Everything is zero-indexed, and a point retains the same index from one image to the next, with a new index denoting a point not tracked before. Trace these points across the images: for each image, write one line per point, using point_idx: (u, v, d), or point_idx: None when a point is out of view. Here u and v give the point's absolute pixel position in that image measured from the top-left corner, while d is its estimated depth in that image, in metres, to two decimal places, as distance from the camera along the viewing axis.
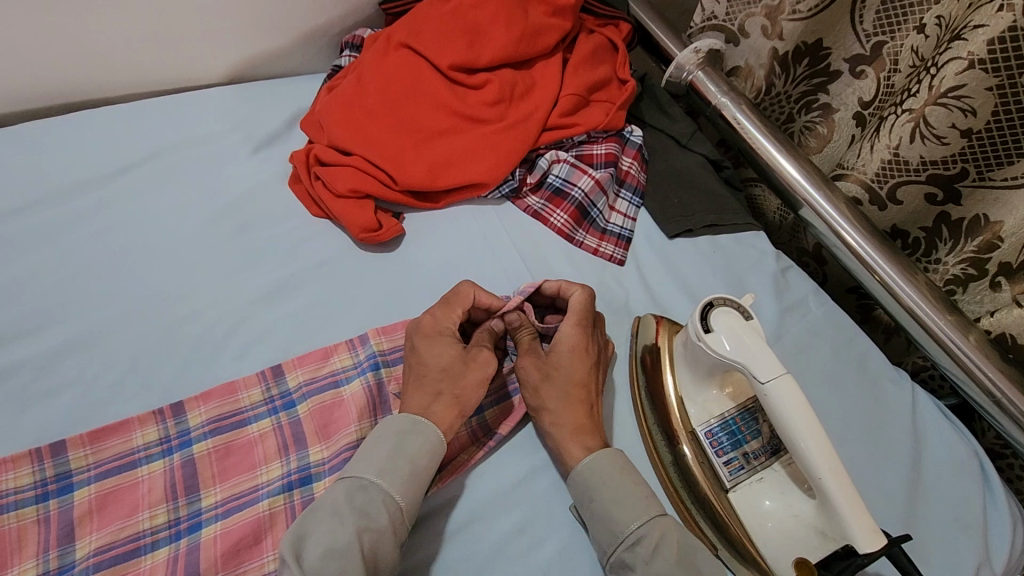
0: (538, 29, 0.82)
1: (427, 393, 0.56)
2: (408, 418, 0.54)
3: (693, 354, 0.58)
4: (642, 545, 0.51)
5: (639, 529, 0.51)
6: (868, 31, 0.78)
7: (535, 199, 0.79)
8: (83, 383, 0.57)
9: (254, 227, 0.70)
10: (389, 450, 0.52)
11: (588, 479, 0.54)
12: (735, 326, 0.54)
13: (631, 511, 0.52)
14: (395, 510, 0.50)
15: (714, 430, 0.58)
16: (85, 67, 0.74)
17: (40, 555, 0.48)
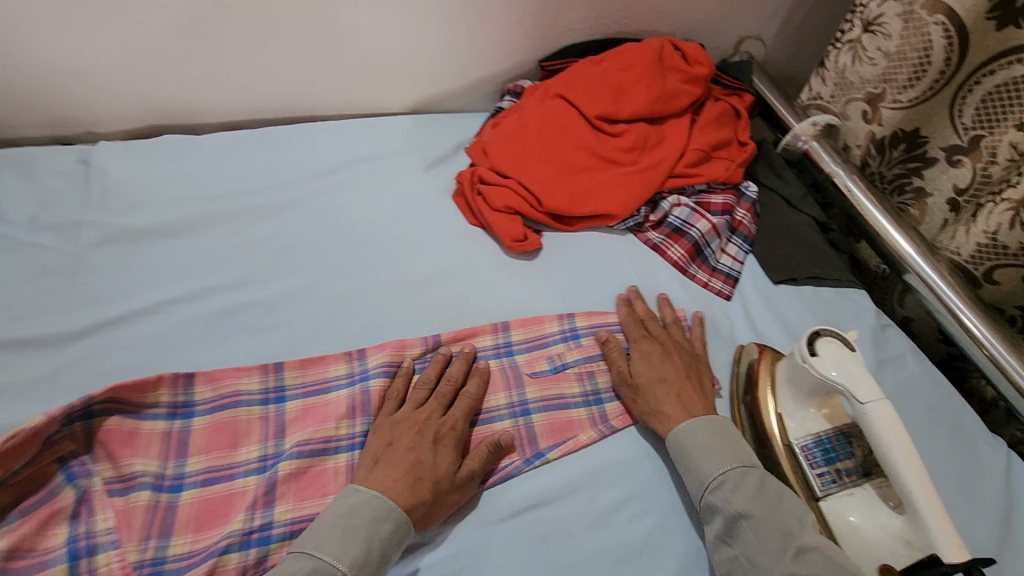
0: (673, 92, 0.96)
1: (387, 466, 0.60)
2: (373, 493, 0.57)
3: (793, 375, 0.67)
4: (723, 488, 0.61)
5: (722, 475, 0.61)
6: (967, 125, 0.86)
7: (656, 234, 0.91)
8: (293, 324, 0.73)
9: (424, 226, 0.86)
10: (341, 526, 0.55)
11: (633, 451, 0.64)
12: (840, 354, 0.62)
13: (718, 462, 0.62)
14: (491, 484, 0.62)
15: (811, 446, 0.64)
16: (312, 89, 0.95)
17: (262, 442, 0.62)
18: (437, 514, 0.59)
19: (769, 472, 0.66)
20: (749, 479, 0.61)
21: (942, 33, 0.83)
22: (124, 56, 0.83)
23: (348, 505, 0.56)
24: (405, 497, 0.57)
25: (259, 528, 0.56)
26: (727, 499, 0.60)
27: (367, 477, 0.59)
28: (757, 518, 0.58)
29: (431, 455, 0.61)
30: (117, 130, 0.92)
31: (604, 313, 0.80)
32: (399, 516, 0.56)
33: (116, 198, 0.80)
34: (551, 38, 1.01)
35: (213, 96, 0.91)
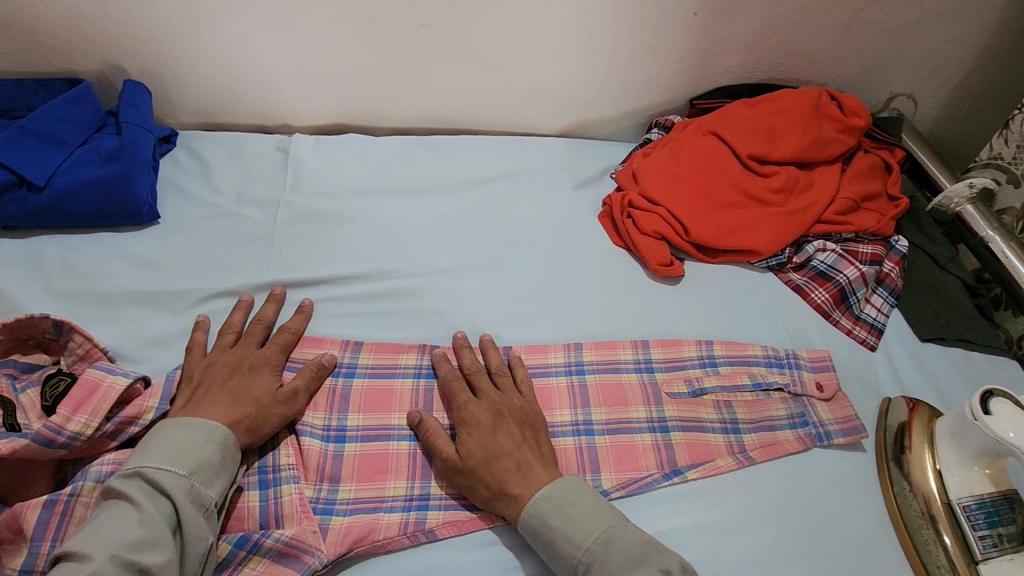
0: (827, 140, 0.97)
1: (210, 402, 0.60)
2: (194, 418, 0.58)
3: (955, 434, 0.66)
4: (594, 569, 0.56)
5: (588, 553, 0.56)
6: None
7: (798, 276, 0.91)
8: (453, 315, 0.79)
9: (571, 241, 0.91)
10: (176, 448, 0.55)
11: (537, 524, 0.58)
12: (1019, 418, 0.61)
13: (580, 533, 0.57)
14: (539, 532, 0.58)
15: (972, 509, 0.64)
16: (479, 105, 1.03)
17: (412, 412, 0.68)
18: (259, 429, 0.61)
19: (922, 530, 0.64)
20: (611, 553, 0.56)
21: None
22: (328, 60, 0.93)
23: (185, 435, 0.56)
24: (227, 418, 0.59)
25: (418, 496, 0.62)
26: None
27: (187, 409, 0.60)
28: None
29: (245, 380, 0.63)
30: (305, 125, 1.03)
31: (743, 347, 0.80)
32: (214, 427, 0.57)
33: (307, 183, 0.90)
34: (706, 78, 1.05)
35: (393, 103, 1.01)
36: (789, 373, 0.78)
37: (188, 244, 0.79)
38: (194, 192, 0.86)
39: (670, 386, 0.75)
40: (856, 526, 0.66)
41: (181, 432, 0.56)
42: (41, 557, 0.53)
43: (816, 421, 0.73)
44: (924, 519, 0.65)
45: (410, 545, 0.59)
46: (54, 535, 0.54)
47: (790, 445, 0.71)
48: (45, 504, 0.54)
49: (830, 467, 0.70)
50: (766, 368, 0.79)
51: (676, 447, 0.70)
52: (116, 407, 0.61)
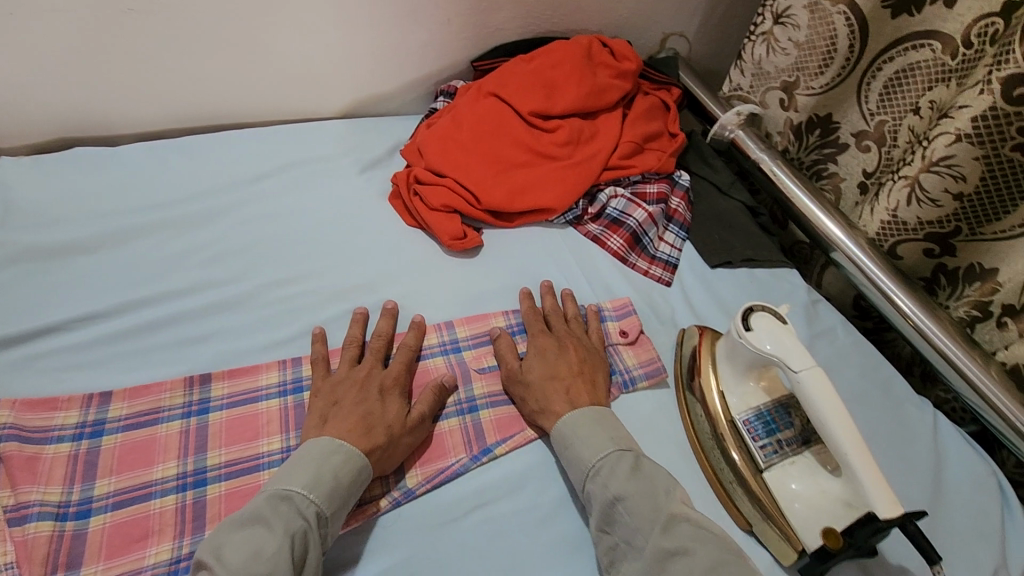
0: (603, 87, 0.98)
1: (343, 423, 0.60)
2: (331, 439, 0.58)
3: (730, 353, 0.69)
4: (601, 474, 0.60)
5: (599, 462, 0.61)
6: (871, 110, 0.91)
7: (595, 226, 0.92)
8: (223, 336, 0.69)
9: (360, 228, 0.84)
10: (314, 468, 0.55)
11: (566, 432, 0.64)
12: (772, 328, 0.64)
13: (595, 449, 0.62)
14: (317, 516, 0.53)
15: (752, 418, 0.66)
16: (237, 95, 0.92)
17: (180, 458, 0.58)
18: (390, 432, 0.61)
19: (714, 449, 0.67)
20: (620, 465, 0.60)
21: (845, 21, 0.88)
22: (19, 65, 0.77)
23: (335, 463, 0.56)
24: (362, 444, 0.58)
25: (187, 556, 0.53)
26: (604, 484, 0.59)
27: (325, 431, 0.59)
28: (629, 498, 0.58)
29: (379, 407, 0.62)
30: (21, 144, 0.86)
31: (549, 308, 0.79)
32: (355, 461, 0.57)
33: (20, 215, 0.75)
34: (481, 37, 1.02)
35: (129, 105, 0.87)
36: (595, 326, 0.78)
37: None
38: None
39: (478, 363, 0.73)
40: (659, 462, 0.67)
41: (337, 462, 0.56)
42: None
43: (621, 367, 0.74)
44: (714, 437, 0.68)
45: None
46: None
47: None
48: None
49: (634, 410, 0.72)
50: (573, 326, 0.78)
51: (484, 426, 0.67)
52: None
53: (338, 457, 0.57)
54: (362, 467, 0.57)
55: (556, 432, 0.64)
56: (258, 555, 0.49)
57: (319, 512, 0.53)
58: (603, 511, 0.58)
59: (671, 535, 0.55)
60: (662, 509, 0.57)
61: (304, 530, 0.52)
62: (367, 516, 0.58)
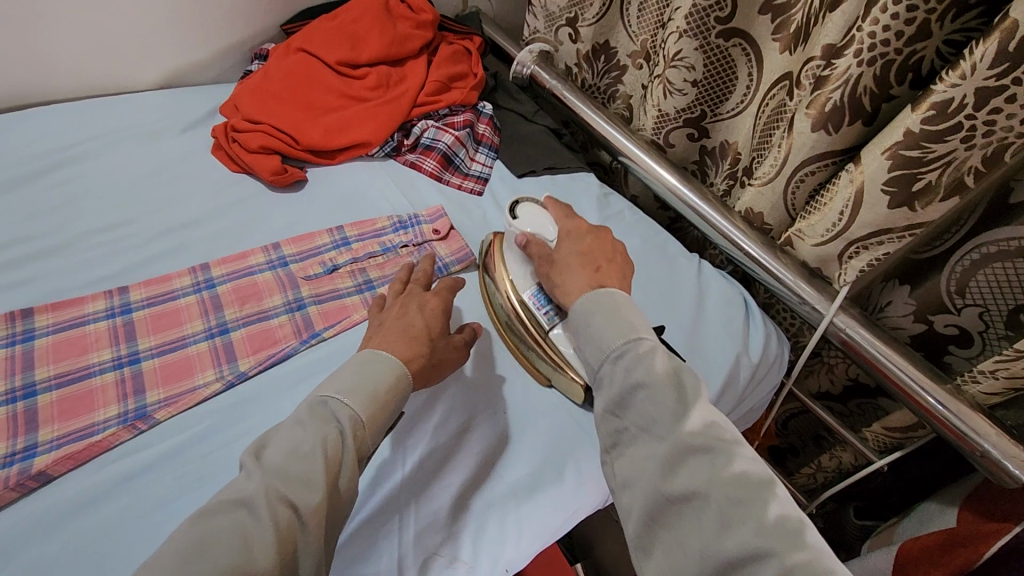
0: (404, 36, 1.09)
1: (390, 338, 0.65)
2: (370, 350, 0.62)
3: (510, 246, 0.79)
4: (623, 358, 0.56)
5: (622, 345, 0.57)
6: (635, 31, 1.07)
7: (412, 155, 1.03)
8: (46, 280, 0.73)
9: (184, 178, 0.90)
10: (355, 374, 0.59)
11: (578, 317, 0.62)
12: (534, 214, 0.77)
13: (613, 332, 0.58)
14: (356, 420, 0.55)
15: (535, 293, 0.75)
16: (38, 72, 0.94)
17: (8, 377, 0.63)
18: (436, 354, 0.67)
19: (510, 324, 0.77)
20: (643, 353, 0.55)
21: None
22: None
23: (375, 372, 0.59)
24: (404, 351, 0.63)
25: (22, 449, 0.58)
26: (626, 369, 0.55)
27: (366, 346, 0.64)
28: (653, 384, 0.53)
29: (408, 319, 0.68)
30: None
31: (372, 223, 0.90)
32: (402, 368, 0.61)
33: None
34: (286, 2, 1.09)
35: None
36: (412, 231, 0.90)
37: None
38: None
39: (306, 270, 0.81)
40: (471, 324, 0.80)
41: (375, 368, 0.59)
42: None
43: (436, 258, 0.86)
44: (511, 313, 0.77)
45: (20, 497, 0.56)
46: None
47: None
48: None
49: None
50: (393, 234, 0.89)
51: (312, 317, 0.76)
52: None
53: (385, 364, 0.60)
54: (402, 375, 0.60)
55: (570, 320, 0.63)
56: (294, 452, 0.52)
57: (354, 418, 0.55)
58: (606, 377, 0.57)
59: (693, 431, 0.50)
60: (684, 401, 0.52)
61: (336, 435, 0.54)
62: (201, 396, 0.65)
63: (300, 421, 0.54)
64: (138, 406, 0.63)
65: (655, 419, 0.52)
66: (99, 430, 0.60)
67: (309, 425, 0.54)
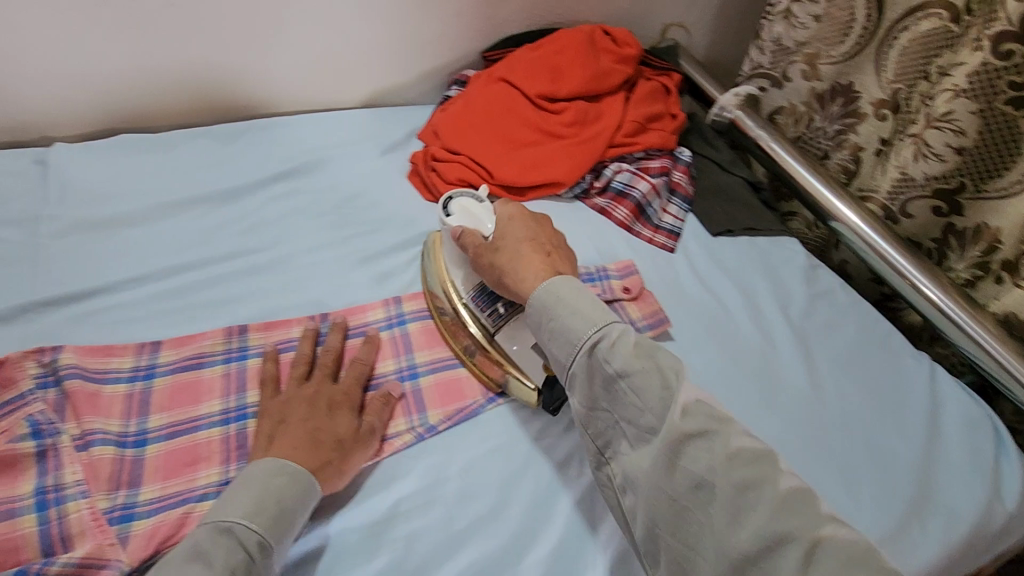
0: (606, 71, 1.03)
1: (299, 443, 0.57)
2: (276, 459, 0.55)
3: (451, 246, 0.75)
4: (601, 345, 0.55)
5: (596, 333, 0.56)
6: (890, 79, 0.93)
7: (601, 199, 0.97)
8: (258, 296, 0.75)
9: (383, 204, 0.91)
10: (256, 492, 0.52)
11: (547, 300, 0.60)
12: (473, 207, 0.73)
13: (586, 321, 0.57)
14: (253, 551, 0.49)
15: (477, 294, 0.72)
16: (266, 87, 0.99)
17: (223, 397, 0.64)
18: (348, 466, 0.59)
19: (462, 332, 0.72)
20: (628, 341, 0.55)
21: None
22: (63, 55, 0.83)
23: (277, 484, 0.53)
24: (313, 462, 0.56)
25: (234, 478, 0.59)
26: (607, 355, 0.54)
27: (269, 450, 0.57)
28: (697, 428, 0.49)
29: (328, 420, 0.60)
30: (72, 134, 0.92)
31: None
32: (306, 478, 0.55)
33: (74, 193, 0.81)
34: (491, 29, 1.08)
35: (167, 96, 0.93)
36: (602, 286, 0.82)
37: None
38: None
39: None
40: None
41: (279, 481, 0.53)
42: None
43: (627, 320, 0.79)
44: (464, 338, 0.72)
45: None
46: None
47: None
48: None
49: None
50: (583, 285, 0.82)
51: None
52: None
53: (283, 477, 0.53)
54: (305, 490, 0.54)
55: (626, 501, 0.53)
56: None
57: (261, 542, 0.50)
58: (607, 388, 0.54)
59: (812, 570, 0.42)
60: (674, 405, 0.51)
61: (242, 564, 0.48)
62: (392, 447, 0.64)
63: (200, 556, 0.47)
64: None
65: (696, 466, 0.48)
66: None
67: (215, 562, 0.47)
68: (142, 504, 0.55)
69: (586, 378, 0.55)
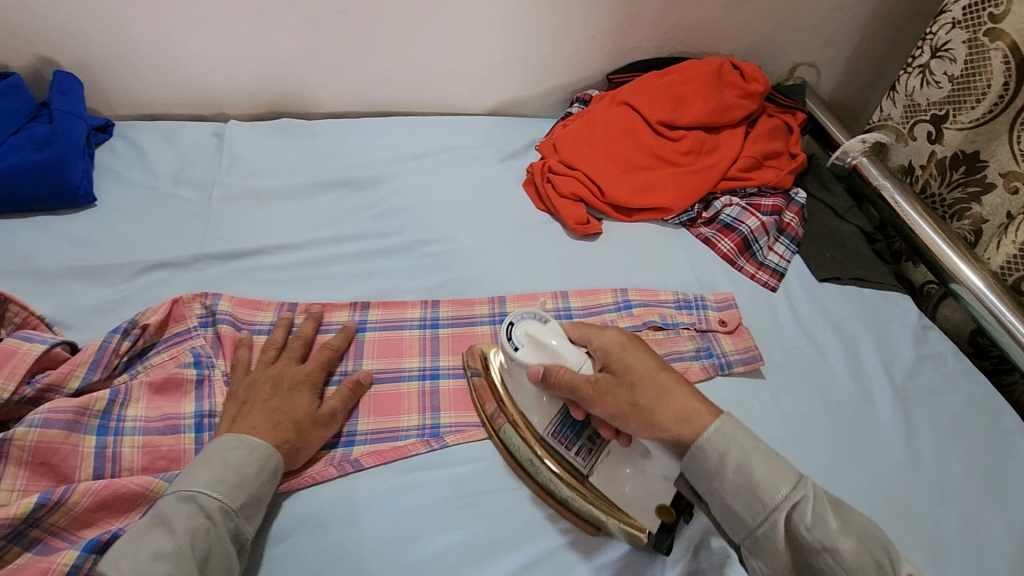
0: (729, 105, 1.04)
1: (258, 422, 0.60)
2: (236, 435, 0.58)
3: (510, 371, 0.66)
4: (711, 450, 0.54)
5: (707, 438, 0.54)
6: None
7: (707, 230, 0.98)
8: (381, 277, 0.84)
9: (497, 208, 0.97)
10: (216, 466, 0.55)
11: (646, 404, 0.57)
12: (546, 337, 0.63)
13: (699, 434, 0.55)
14: (210, 522, 0.53)
15: (550, 386, 0.66)
16: (407, 88, 1.08)
17: (344, 361, 0.73)
18: (303, 448, 0.62)
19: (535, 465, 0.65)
20: (730, 439, 0.54)
21: (1002, 61, 0.87)
22: (249, 46, 0.96)
23: (237, 457, 0.56)
24: (271, 439, 0.59)
25: (347, 433, 0.67)
26: (721, 455, 0.53)
27: (235, 428, 0.60)
28: (763, 488, 0.52)
29: (283, 400, 0.63)
30: (241, 113, 1.05)
31: (655, 292, 0.87)
32: (267, 456, 0.58)
33: (241, 165, 0.94)
34: (620, 53, 1.12)
35: (323, 89, 1.05)
36: (696, 314, 0.84)
37: (125, 225, 0.82)
38: (131, 177, 0.88)
39: None
40: None
41: (237, 454, 0.56)
42: None
43: (719, 352, 0.80)
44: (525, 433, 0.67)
45: (337, 475, 0.63)
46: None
47: (694, 376, 0.78)
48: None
49: (732, 391, 0.78)
50: (676, 309, 0.85)
51: None
52: (38, 365, 0.61)
53: (241, 448, 0.57)
54: (266, 456, 0.58)
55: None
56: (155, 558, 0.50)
57: (224, 509, 0.54)
58: (729, 497, 0.53)
59: None
60: (795, 495, 0.51)
61: (205, 528, 0.52)
62: (481, 435, 0.69)
63: (165, 522, 0.52)
64: (434, 423, 0.69)
65: (806, 551, 0.50)
66: (402, 436, 0.68)
67: (176, 529, 0.51)
68: None
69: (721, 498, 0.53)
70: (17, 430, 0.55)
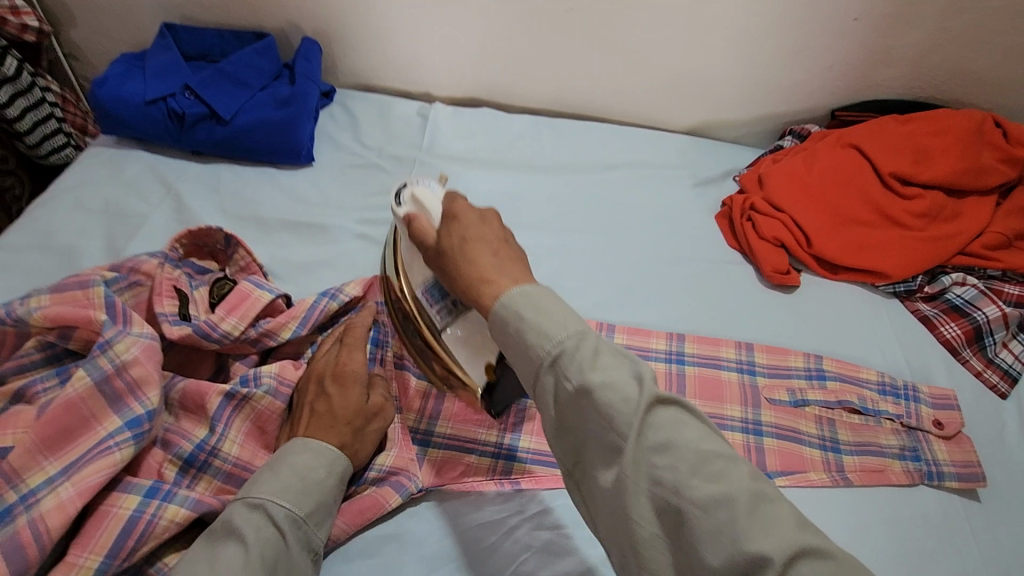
0: (985, 169, 0.89)
1: (318, 423, 0.55)
2: (295, 444, 0.53)
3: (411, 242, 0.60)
4: (633, 428, 0.43)
5: (627, 413, 0.43)
6: None
7: (927, 307, 0.85)
8: (559, 289, 0.83)
9: (684, 235, 0.91)
10: (279, 473, 0.51)
11: (567, 379, 0.45)
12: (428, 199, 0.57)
13: (616, 396, 0.44)
14: (285, 533, 0.48)
15: (428, 288, 0.58)
16: (610, 94, 1.04)
17: None
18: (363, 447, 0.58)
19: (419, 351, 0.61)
20: (654, 418, 0.43)
21: None
22: (468, 31, 0.97)
23: (304, 462, 0.52)
24: (335, 441, 0.55)
25: (507, 447, 0.65)
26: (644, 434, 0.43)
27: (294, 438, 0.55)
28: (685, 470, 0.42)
29: (330, 400, 0.57)
30: (446, 95, 1.08)
31: (857, 368, 0.75)
32: (333, 457, 0.53)
33: (441, 148, 0.95)
34: (854, 89, 1.00)
35: (527, 82, 1.04)
36: (906, 406, 0.72)
37: (335, 189, 0.87)
38: (345, 144, 0.93)
39: (770, 392, 0.73)
40: (953, 568, 0.63)
41: (303, 459, 0.52)
42: (213, 440, 0.56)
43: (929, 458, 0.69)
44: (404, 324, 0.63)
45: (495, 490, 0.62)
46: (226, 424, 0.56)
47: (895, 476, 0.67)
48: (224, 395, 0.56)
49: (939, 506, 0.66)
50: (879, 395, 0.73)
51: (767, 452, 0.69)
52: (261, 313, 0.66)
53: (310, 454, 0.52)
54: (332, 462, 0.53)
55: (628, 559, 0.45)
56: None
57: (293, 517, 0.49)
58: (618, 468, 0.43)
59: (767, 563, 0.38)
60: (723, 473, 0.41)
61: (275, 541, 0.47)
62: None
63: (237, 536, 0.46)
64: None
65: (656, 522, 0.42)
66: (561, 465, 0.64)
67: (246, 539, 0.46)
68: (436, 436, 0.65)
69: (623, 485, 0.43)
70: (257, 391, 0.58)
